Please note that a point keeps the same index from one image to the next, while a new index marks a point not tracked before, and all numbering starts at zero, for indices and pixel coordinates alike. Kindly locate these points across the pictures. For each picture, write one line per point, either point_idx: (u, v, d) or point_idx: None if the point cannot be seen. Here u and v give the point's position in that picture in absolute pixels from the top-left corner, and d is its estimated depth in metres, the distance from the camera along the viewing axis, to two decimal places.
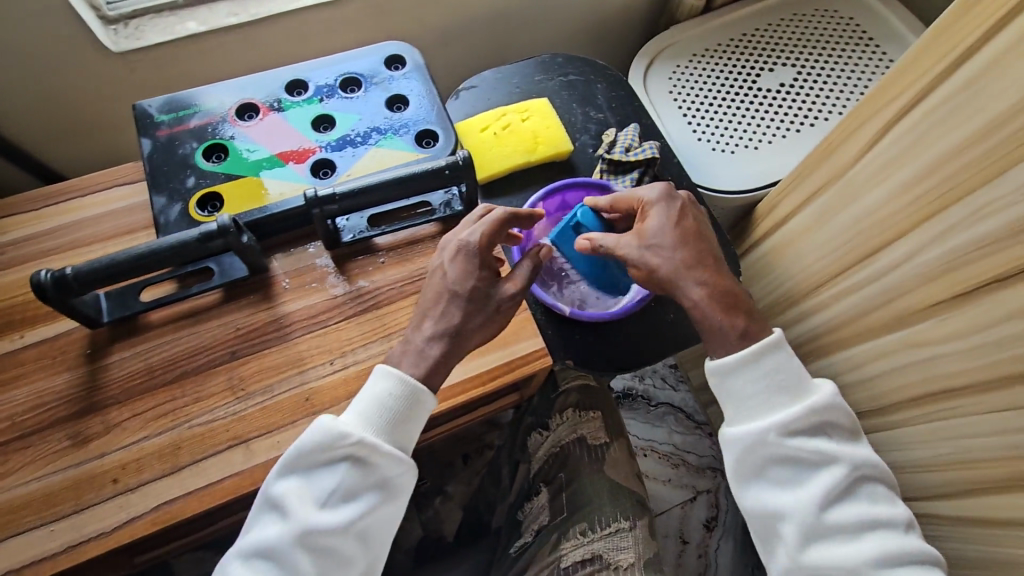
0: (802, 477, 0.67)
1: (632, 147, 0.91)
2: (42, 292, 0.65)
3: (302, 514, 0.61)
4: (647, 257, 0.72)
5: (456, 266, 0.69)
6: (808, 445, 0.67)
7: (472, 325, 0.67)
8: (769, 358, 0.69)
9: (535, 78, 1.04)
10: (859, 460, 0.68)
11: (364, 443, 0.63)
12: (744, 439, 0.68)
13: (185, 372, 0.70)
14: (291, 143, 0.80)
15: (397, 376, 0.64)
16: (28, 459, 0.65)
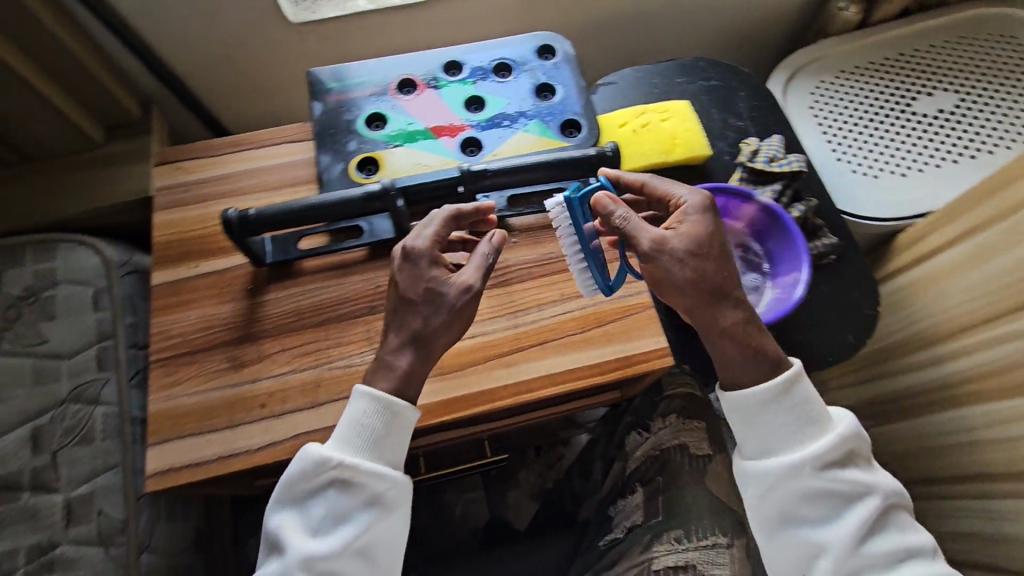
0: (830, 511, 0.61)
1: (776, 158, 0.88)
2: (229, 228, 0.72)
3: (297, 543, 0.60)
4: (671, 266, 0.63)
5: (410, 266, 0.64)
6: (834, 477, 0.61)
7: (432, 326, 0.62)
8: (798, 392, 0.63)
9: (676, 80, 0.99)
10: (883, 490, 0.62)
11: (343, 464, 0.61)
12: (783, 475, 0.61)
13: (330, 317, 0.76)
14: (444, 120, 0.84)
15: (368, 393, 0.62)
16: (194, 373, 0.73)
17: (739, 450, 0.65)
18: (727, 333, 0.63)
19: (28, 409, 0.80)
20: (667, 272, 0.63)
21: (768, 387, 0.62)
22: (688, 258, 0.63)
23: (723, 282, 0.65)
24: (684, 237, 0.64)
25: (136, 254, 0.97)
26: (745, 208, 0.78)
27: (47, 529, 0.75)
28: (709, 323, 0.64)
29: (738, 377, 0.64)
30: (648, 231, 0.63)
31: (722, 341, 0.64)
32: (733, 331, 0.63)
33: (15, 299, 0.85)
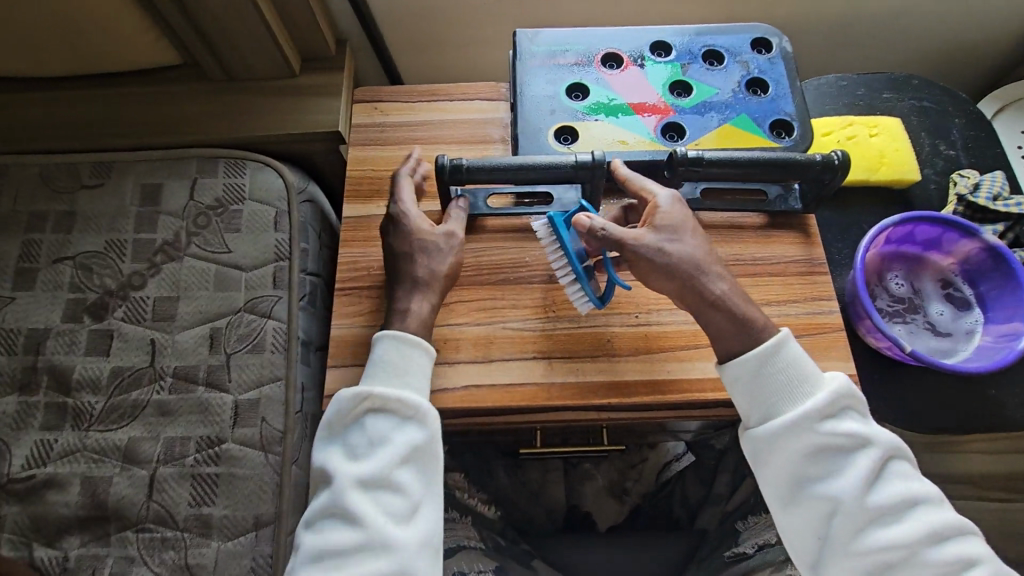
0: (834, 468, 0.57)
1: (1000, 195, 0.82)
2: (440, 173, 0.73)
3: (343, 470, 0.58)
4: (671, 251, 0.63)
5: (395, 230, 0.70)
6: (832, 432, 0.57)
7: (438, 261, 0.68)
8: (794, 361, 0.60)
9: (883, 95, 0.92)
10: (884, 437, 0.58)
11: (374, 395, 0.60)
12: (780, 442, 0.58)
13: (507, 279, 0.76)
14: (646, 100, 0.83)
15: (387, 336, 0.63)
16: (375, 306, 0.75)
17: (745, 423, 0.61)
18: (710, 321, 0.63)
19: (209, 311, 0.85)
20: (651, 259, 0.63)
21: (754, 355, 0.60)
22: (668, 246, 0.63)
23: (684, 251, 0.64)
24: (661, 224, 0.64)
25: (311, 184, 0.99)
26: (964, 244, 0.75)
27: (216, 424, 0.80)
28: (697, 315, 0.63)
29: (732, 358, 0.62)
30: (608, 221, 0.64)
31: (724, 331, 0.62)
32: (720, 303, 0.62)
33: (205, 209, 0.90)
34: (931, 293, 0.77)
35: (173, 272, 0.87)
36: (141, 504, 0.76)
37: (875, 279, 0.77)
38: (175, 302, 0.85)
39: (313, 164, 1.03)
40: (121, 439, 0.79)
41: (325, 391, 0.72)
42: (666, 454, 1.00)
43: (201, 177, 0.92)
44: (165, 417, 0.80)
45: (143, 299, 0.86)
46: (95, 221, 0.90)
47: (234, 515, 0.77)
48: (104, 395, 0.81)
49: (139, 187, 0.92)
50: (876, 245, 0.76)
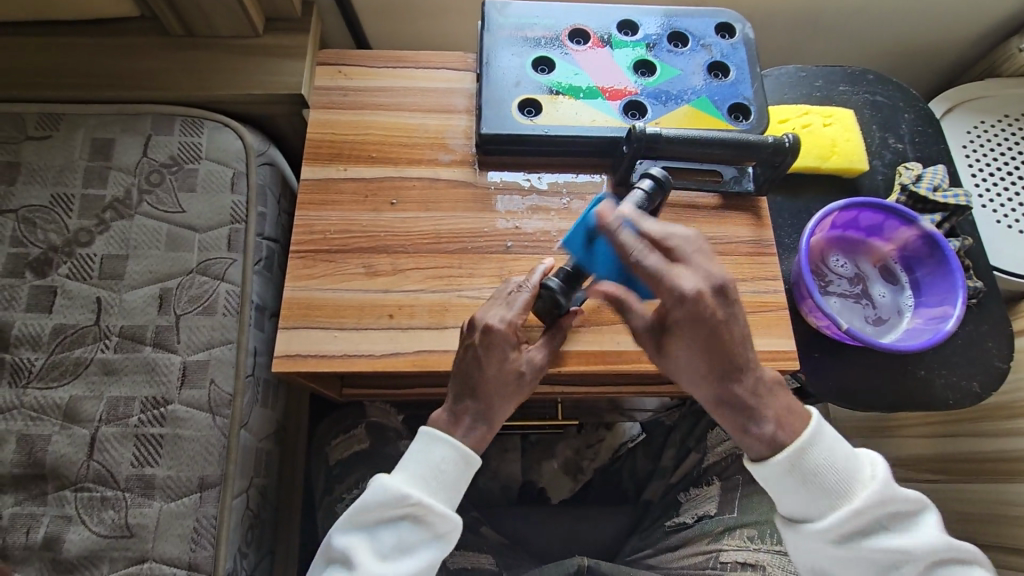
0: (868, 573, 0.59)
1: (940, 186, 0.86)
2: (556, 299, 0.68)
3: (367, 567, 0.57)
4: (675, 351, 0.59)
5: (487, 353, 0.62)
6: (864, 545, 0.58)
7: (506, 397, 0.63)
8: (815, 454, 0.59)
9: (840, 87, 0.95)
10: (925, 550, 0.58)
11: (422, 503, 0.59)
12: (803, 542, 0.60)
13: (464, 247, 0.77)
14: (610, 79, 0.83)
15: (450, 442, 0.61)
16: (330, 271, 0.75)
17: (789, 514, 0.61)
18: (755, 429, 0.59)
19: (160, 271, 0.83)
20: (658, 352, 0.61)
21: (789, 452, 0.59)
22: (697, 353, 0.58)
23: (751, 360, 0.58)
24: (673, 304, 0.56)
25: (271, 148, 0.97)
26: (904, 231, 0.78)
27: (162, 385, 0.78)
28: (740, 425, 0.60)
29: (762, 455, 0.60)
30: (641, 314, 0.62)
31: (753, 430, 0.59)
32: (760, 413, 0.59)
33: (159, 166, 0.88)
34: (874, 278, 0.81)
35: (123, 230, 0.84)
36: (80, 464, 0.75)
37: (820, 262, 0.81)
38: (124, 260, 0.83)
39: (274, 127, 1.00)
40: (61, 397, 0.77)
41: (275, 352, 0.71)
42: (622, 435, 1.02)
43: (155, 133, 0.89)
44: (109, 376, 0.78)
45: (89, 256, 0.83)
46: (40, 173, 0.86)
47: (178, 476, 0.76)
48: (45, 352, 0.79)
49: (89, 140, 0.88)
50: (822, 229, 0.79)
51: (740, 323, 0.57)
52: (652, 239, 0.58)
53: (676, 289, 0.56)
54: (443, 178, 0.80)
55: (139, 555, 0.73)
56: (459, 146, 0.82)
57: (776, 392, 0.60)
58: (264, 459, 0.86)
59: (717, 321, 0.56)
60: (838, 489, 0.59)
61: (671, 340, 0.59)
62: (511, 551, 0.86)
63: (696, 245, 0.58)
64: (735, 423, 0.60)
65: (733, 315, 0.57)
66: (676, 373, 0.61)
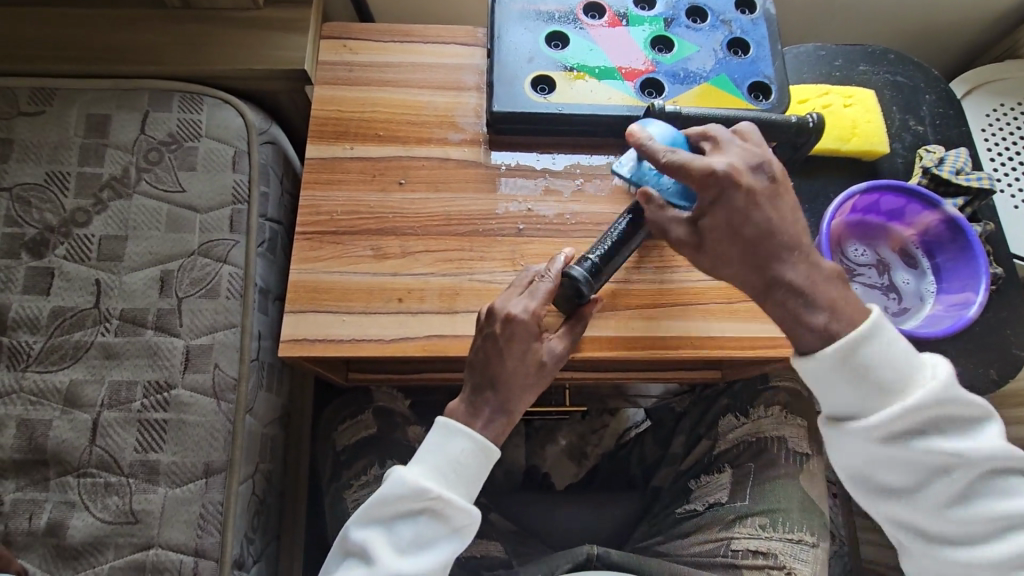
0: (918, 477, 0.54)
1: (962, 170, 0.84)
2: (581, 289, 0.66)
3: (385, 562, 0.56)
4: (713, 245, 0.59)
5: (508, 345, 0.61)
6: (916, 444, 0.53)
7: (528, 387, 0.62)
8: (868, 348, 0.54)
9: (860, 67, 0.92)
10: (987, 456, 0.53)
11: (441, 497, 0.57)
12: (846, 442, 0.56)
13: (476, 230, 0.74)
14: (627, 55, 0.80)
15: (469, 435, 0.59)
16: (337, 253, 0.73)
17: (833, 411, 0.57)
18: (809, 319, 0.56)
19: (161, 252, 0.81)
20: (694, 247, 0.60)
21: (842, 341, 0.54)
22: (737, 244, 0.58)
23: (800, 239, 0.57)
24: (707, 186, 0.56)
25: (273, 126, 0.94)
26: (925, 216, 0.77)
27: (165, 369, 0.76)
28: (795, 317, 0.57)
29: (810, 346, 0.56)
30: (671, 215, 0.61)
31: (807, 319, 0.56)
32: (812, 295, 0.56)
33: (157, 144, 0.85)
34: (894, 263, 0.79)
35: (122, 210, 0.82)
36: (82, 449, 0.73)
37: (839, 247, 0.79)
38: (123, 241, 0.81)
39: (276, 104, 0.97)
40: (61, 381, 0.75)
41: (282, 336, 0.69)
42: (627, 421, 1.01)
43: (153, 109, 0.86)
44: (110, 360, 0.76)
45: (87, 236, 0.80)
46: (34, 150, 0.83)
47: (183, 461, 0.74)
48: (44, 335, 0.77)
49: (84, 116, 0.85)
50: (842, 212, 0.77)
51: (790, 205, 0.58)
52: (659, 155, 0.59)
53: (715, 166, 0.56)
54: (454, 158, 0.78)
55: (145, 542, 0.72)
56: (469, 125, 0.80)
57: (833, 281, 0.58)
58: (268, 444, 0.85)
59: (755, 206, 0.56)
60: (890, 382, 0.54)
61: (708, 229, 0.58)
62: (520, 538, 0.85)
63: (736, 134, 0.61)
64: (789, 309, 0.57)
65: (777, 193, 0.58)
66: (719, 272, 0.60)
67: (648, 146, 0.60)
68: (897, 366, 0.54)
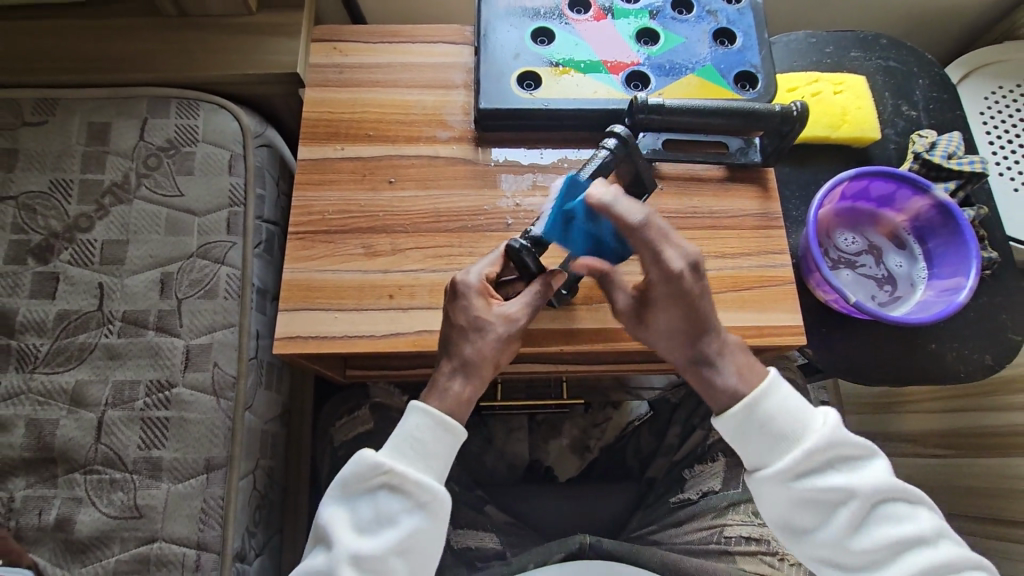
0: (824, 516, 0.58)
1: (955, 154, 0.83)
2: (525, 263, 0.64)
3: (343, 539, 0.58)
4: (653, 319, 0.59)
5: (459, 301, 0.62)
6: (818, 483, 0.57)
7: (484, 352, 0.60)
8: (768, 403, 0.58)
9: (851, 54, 0.91)
10: (876, 486, 0.58)
11: (395, 472, 0.58)
12: (764, 490, 0.59)
13: (464, 226, 0.75)
14: (612, 48, 0.81)
15: (425, 410, 0.59)
16: (328, 252, 0.74)
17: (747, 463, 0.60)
18: (717, 380, 0.59)
19: (161, 255, 0.83)
20: (636, 322, 0.61)
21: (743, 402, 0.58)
22: (676, 317, 0.58)
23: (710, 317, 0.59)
24: (670, 288, 0.56)
25: (269, 129, 0.96)
26: (917, 201, 0.76)
27: (166, 368, 0.78)
28: (705, 381, 0.60)
29: (720, 404, 0.60)
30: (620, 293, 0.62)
31: (715, 380, 0.59)
32: (718, 362, 0.59)
33: (156, 149, 0.87)
34: (884, 248, 0.79)
35: (122, 215, 0.84)
36: (88, 447, 0.76)
37: (828, 233, 0.79)
38: (124, 245, 0.83)
39: (272, 107, 0.99)
40: (67, 381, 0.78)
41: (276, 334, 0.71)
42: (629, 414, 1.00)
43: (152, 116, 0.88)
44: (113, 360, 0.79)
45: (90, 241, 0.83)
46: (38, 158, 0.86)
47: (184, 457, 0.76)
48: (50, 338, 0.79)
49: (86, 125, 0.87)
50: (831, 201, 0.78)
51: (675, 319, 0.58)
52: (631, 224, 0.54)
53: (677, 268, 0.55)
54: (442, 156, 0.79)
55: (149, 535, 0.74)
56: (458, 122, 0.81)
57: (735, 349, 0.60)
58: (269, 441, 0.87)
59: (704, 296, 0.57)
60: (789, 433, 0.58)
61: (650, 311, 0.59)
62: (516, 529, 0.86)
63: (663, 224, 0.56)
64: (699, 377, 0.60)
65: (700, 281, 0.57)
66: (654, 343, 0.61)
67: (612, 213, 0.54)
68: (793, 417, 0.58)
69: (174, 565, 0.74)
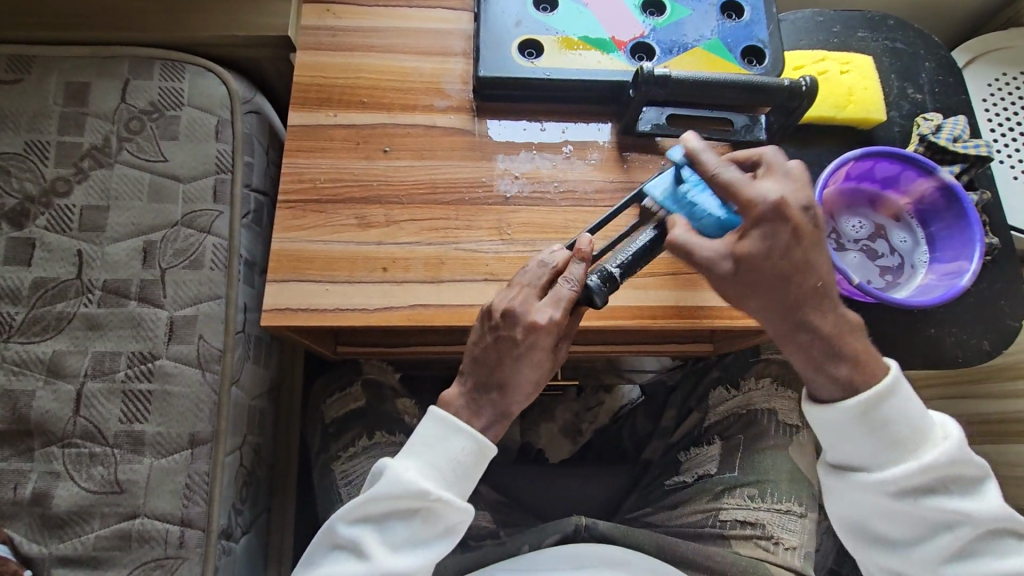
0: (918, 533, 0.55)
1: (959, 138, 0.82)
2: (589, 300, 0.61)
3: (377, 557, 0.55)
4: (755, 280, 0.53)
5: (525, 355, 0.56)
6: (923, 502, 0.54)
7: (533, 393, 0.60)
8: (888, 405, 0.54)
9: (858, 34, 0.89)
10: (988, 518, 0.54)
11: (438, 497, 0.56)
12: (849, 490, 0.56)
13: (461, 199, 0.73)
14: (617, 19, 0.78)
15: (474, 437, 0.57)
16: (321, 222, 0.71)
17: (830, 456, 0.58)
18: (831, 369, 0.54)
19: (143, 223, 0.79)
20: (727, 282, 0.54)
21: (862, 394, 0.54)
22: (761, 284, 0.53)
23: (811, 260, 0.52)
24: (750, 215, 0.52)
25: (258, 95, 0.92)
26: (921, 182, 0.75)
27: (150, 340, 0.76)
28: (818, 364, 0.55)
29: (829, 395, 0.56)
30: (706, 244, 0.55)
31: (828, 368, 0.55)
32: (841, 347, 0.54)
33: (138, 112, 0.83)
34: (888, 230, 0.78)
35: (103, 179, 0.80)
36: (66, 420, 0.73)
37: (832, 214, 0.77)
38: (105, 212, 0.79)
39: (261, 72, 0.95)
40: (44, 352, 0.75)
41: (264, 306, 0.68)
42: (622, 398, 1.00)
43: (134, 77, 0.84)
44: (94, 331, 0.76)
45: (68, 207, 0.79)
46: (12, 119, 0.82)
47: (168, 432, 0.74)
48: (25, 306, 0.76)
49: (63, 85, 0.83)
50: (836, 180, 0.76)
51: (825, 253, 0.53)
52: (711, 172, 0.55)
53: (758, 198, 0.52)
54: (439, 126, 0.76)
55: (130, 511, 0.72)
56: (456, 91, 0.78)
57: (857, 332, 0.55)
58: (257, 417, 0.85)
59: (797, 242, 0.52)
60: (899, 440, 0.54)
61: (744, 256, 0.52)
62: (508, 510, 0.85)
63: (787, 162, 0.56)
64: (810, 359, 0.55)
65: (820, 238, 0.53)
66: (737, 303, 0.56)
67: (701, 162, 0.55)
68: (910, 427, 0.54)
69: (157, 542, 0.72)
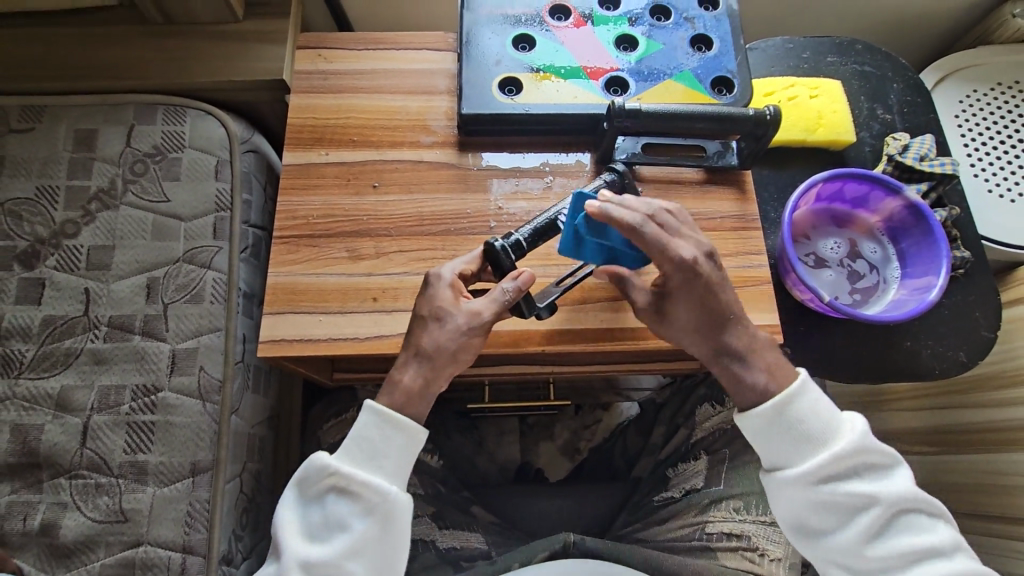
0: (846, 522, 0.61)
1: (926, 156, 0.85)
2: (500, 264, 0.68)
3: (296, 544, 0.59)
4: (672, 312, 0.65)
5: (425, 301, 0.65)
6: (842, 488, 0.60)
7: (432, 346, 0.62)
8: (798, 405, 0.63)
9: (827, 59, 0.93)
10: (897, 497, 0.61)
11: (341, 472, 0.60)
12: (782, 493, 0.62)
13: (447, 230, 0.76)
14: (592, 54, 0.82)
15: (374, 409, 0.62)
16: (312, 255, 0.75)
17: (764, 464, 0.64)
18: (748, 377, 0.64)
19: (147, 260, 0.83)
20: (654, 314, 0.66)
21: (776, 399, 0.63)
22: (694, 310, 0.63)
23: (725, 298, 0.63)
24: (674, 271, 0.62)
25: (256, 135, 0.97)
26: (889, 202, 0.78)
27: (153, 372, 0.79)
28: (733, 375, 0.64)
29: (749, 402, 0.64)
30: (637, 291, 0.67)
31: (746, 379, 0.64)
32: (748, 359, 0.64)
33: (142, 156, 0.87)
34: (861, 248, 0.80)
35: (109, 220, 0.84)
36: (73, 451, 0.76)
37: (806, 235, 0.80)
38: (111, 251, 0.83)
39: (258, 112, 0.99)
40: (53, 386, 0.78)
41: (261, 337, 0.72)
42: (618, 416, 1.02)
43: (138, 123, 0.89)
44: (99, 365, 0.79)
45: (77, 247, 0.83)
46: (25, 165, 0.86)
47: (171, 462, 0.77)
48: (35, 343, 0.80)
49: (72, 132, 0.88)
50: (806, 202, 0.80)
51: (731, 289, 0.64)
52: (650, 212, 0.63)
53: (677, 258, 0.61)
54: (426, 160, 0.80)
55: (133, 539, 0.74)
56: (441, 127, 0.82)
57: (767, 347, 0.65)
58: (257, 444, 0.87)
59: (715, 287, 0.62)
60: (813, 437, 0.62)
61: (670, 310, 0.65)
62: (501, 530, 0.87)
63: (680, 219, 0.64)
64: (729, 371, 0.64)
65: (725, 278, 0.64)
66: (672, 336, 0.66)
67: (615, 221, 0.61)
68: (821, 422, 0.62)
69: (161, 569, 0.74)
